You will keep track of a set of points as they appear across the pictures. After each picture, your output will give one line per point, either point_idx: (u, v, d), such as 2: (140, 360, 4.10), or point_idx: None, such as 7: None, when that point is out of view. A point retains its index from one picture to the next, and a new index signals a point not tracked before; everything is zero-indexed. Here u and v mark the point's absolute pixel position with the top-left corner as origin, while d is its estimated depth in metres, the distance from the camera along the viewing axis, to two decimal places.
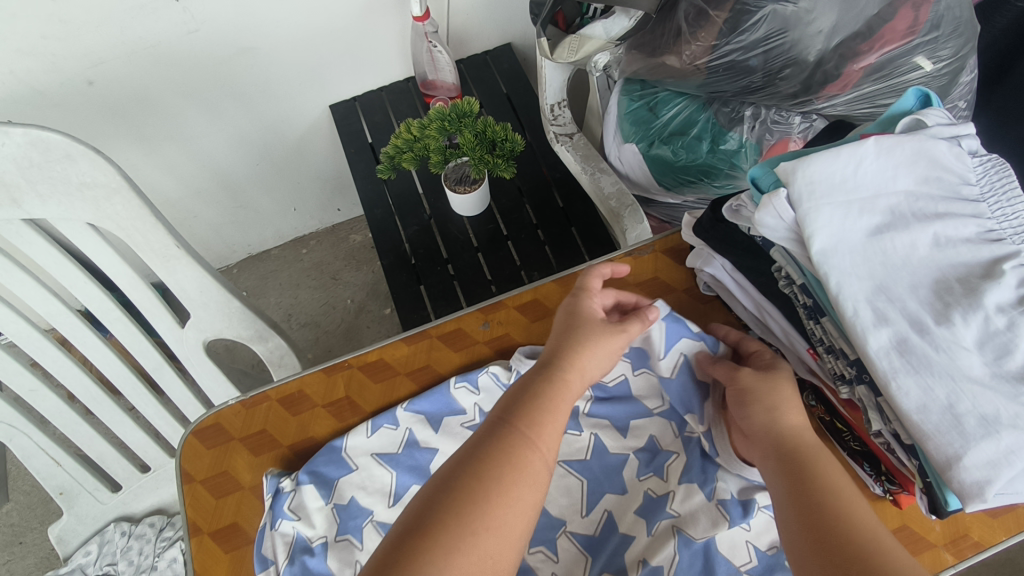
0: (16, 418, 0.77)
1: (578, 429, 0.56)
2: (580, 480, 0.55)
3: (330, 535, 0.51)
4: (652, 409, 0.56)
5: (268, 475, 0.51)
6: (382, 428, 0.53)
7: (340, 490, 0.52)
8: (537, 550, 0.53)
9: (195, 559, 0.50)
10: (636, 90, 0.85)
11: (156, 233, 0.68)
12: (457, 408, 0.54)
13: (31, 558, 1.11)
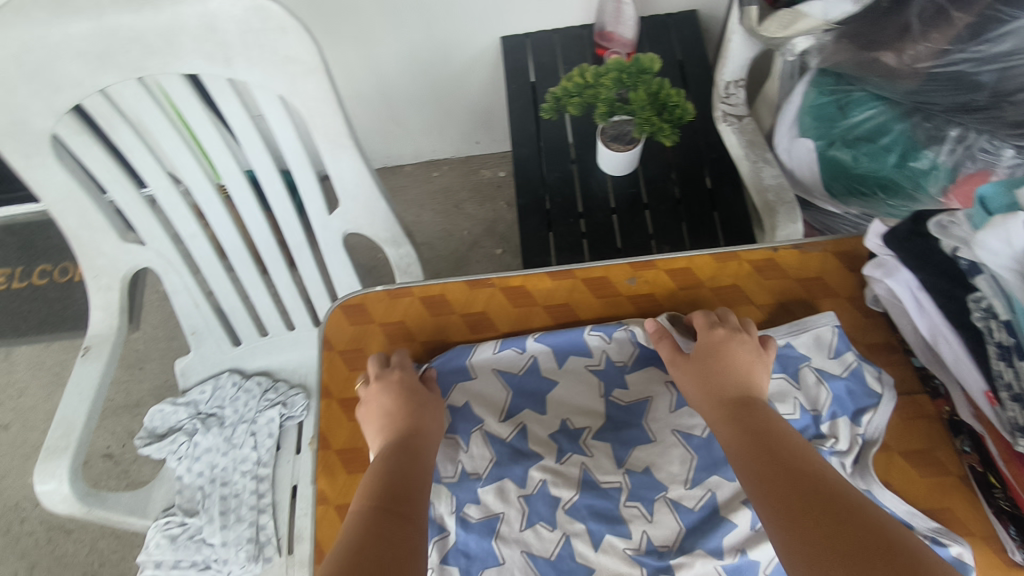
0: (173, 256, 0.87)
1: None
2: (689, 454, 0.49)
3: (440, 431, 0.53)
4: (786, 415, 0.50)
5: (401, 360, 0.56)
6: (511, 349, 0.56)
7: (458, 393, 0.55)
8: (631, 505, 0.47)
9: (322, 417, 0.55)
10: (829, 83, 0.78)
11: (334, 118, 0.72)
12: (584, 350, 0.56)
13: (147, 383, 1.25)
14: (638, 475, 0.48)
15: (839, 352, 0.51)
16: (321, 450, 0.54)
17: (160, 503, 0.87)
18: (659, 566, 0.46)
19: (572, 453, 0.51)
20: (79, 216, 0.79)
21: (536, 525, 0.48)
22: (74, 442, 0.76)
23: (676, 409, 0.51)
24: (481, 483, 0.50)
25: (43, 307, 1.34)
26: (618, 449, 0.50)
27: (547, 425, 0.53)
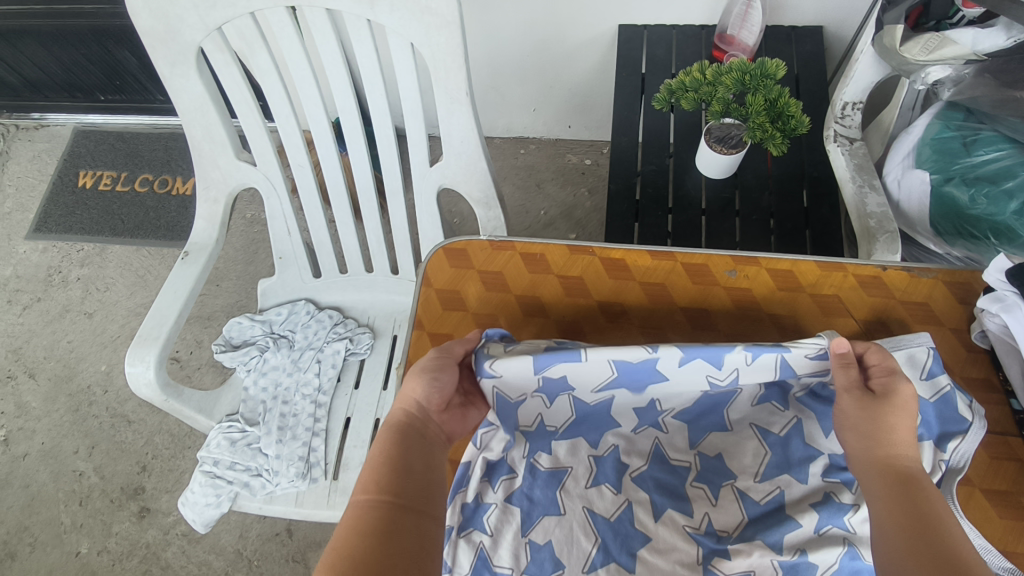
0: (279, 181, 0.91)
1: (784, 406, 0.54)
2: (762, 449, 0.53)
3: (528, 393, 0.53)
4: None
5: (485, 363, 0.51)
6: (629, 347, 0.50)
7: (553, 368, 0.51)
8: (697, 485, 0.53)
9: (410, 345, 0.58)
10: (957, 118, 0.76)
11: (457, 73, 0.74)
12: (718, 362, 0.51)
13: (221, 300, 1.32)
14: (710, 458, 0.54)
15: (932, 374, 0.50)
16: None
17: (225, 407, 0.92)
18: (715, 547, 0.49)
19: (647, 428, 0.56)
20: (204, 129, 0.84)
21: (603, 484, 0.53)
22: (165, 333, 0.81)
23: (756, 403, 0.55)
24: (556, 437, 0.55)
25: (140, 213, 1.43)
26: (693, 432, 0.55)
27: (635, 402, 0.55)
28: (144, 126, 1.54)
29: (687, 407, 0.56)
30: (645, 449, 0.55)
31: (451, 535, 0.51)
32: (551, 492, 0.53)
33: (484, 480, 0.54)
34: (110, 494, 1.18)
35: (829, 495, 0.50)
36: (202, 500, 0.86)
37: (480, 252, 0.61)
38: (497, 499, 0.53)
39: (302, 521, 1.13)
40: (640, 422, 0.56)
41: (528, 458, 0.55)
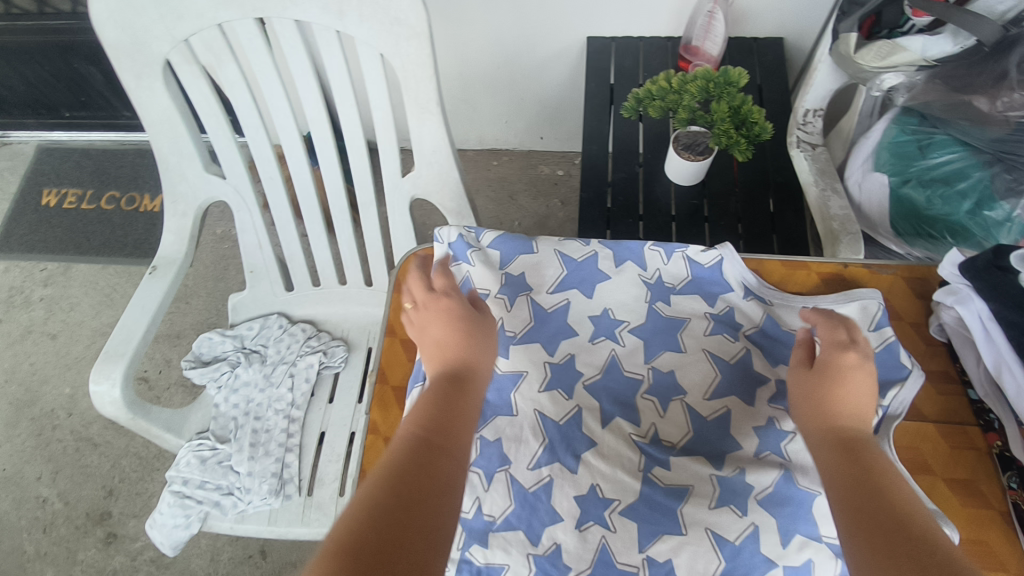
0: (248, 195, 0.90)
1: (735, 337, 0.56)
2: (712, 372, 0.55)
3: (492, 289, 0.59)
4: None
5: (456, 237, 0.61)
6: (573, 244, 0.62)
7: (517, 262, 0.61)
8: (647, 398, 0.54)
9: (383, 351, 0.60)
10: (911, 123, 0.79)
11: (427, 83, 0.75)
12: (642, 262, 0.61)
13: (190, 317, 1.30)
14: (662, 374, 0.55)
15: (880, 325, 0.53)
16: (379, 383, 0.58)
17: (196, 425, 0.90)
18: (658, 457, 0.51)
19: (605, 339, 0.57)
20: (172, 142, 0.83)
21: (555, 390, 0.54)
22: (132, 350, 0.79)
23: (710, 333, 0.57)
24: (514, 340, 0.56)
25: (106, 231, 1.40)
26: (649, 347, 0.57)
27: (589, 312, 0.59)
28: (111, 142, 1.52)
29: (642, 324, 0.58)
30: (603, 360, 0.56)
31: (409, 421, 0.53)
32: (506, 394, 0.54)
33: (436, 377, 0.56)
34: (75, 520, 1.14)
35: (773, 420, 0.52)
36: (170, 522, 0.84)
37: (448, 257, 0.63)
38: None
39: (276, 542, 1.11)
40: (597, 333, 0.57)
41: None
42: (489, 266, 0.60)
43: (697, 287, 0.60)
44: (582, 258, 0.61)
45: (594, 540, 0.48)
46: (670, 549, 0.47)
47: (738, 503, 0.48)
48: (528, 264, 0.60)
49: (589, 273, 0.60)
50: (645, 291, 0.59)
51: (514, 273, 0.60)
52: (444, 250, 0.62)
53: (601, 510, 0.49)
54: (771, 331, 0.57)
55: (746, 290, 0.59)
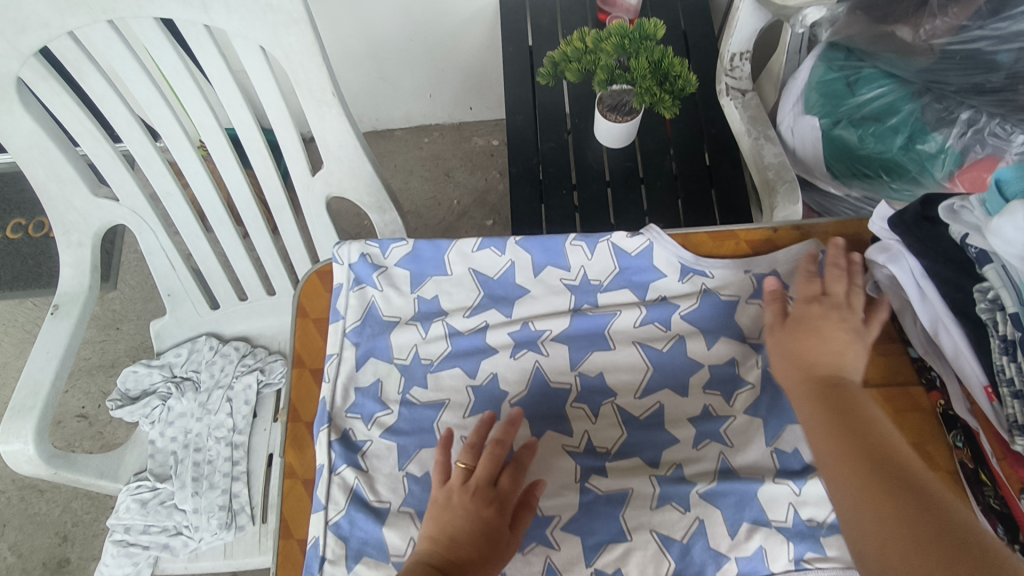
0: (148, 214, 0.83)
1: (666, 325, 0.57)
2: (644, 367, 0.56)
3: (403, 317, 0.59)
4: (747, 336, 0.56)
5: (360, 261, 0.60)
6: (489, 250, 0.60)
7: (428, 285, 0.60)
8: (577, 405, 0.55)
9: (294, 386, 0.58)
10: (838, 58, 0.75)
11: (318, 73, 0.68)
12: (564, 263, 0.59)
13: (123, 344, 1.22)
14: (590, 378, 0.56)
15: None
16: (290, 423, 0.57)
17: (132, 466, 0.84)
18: (594, 464, 0.53)
19: (527, 351, 0.57)
20: (47, 167, 0.75)
21: (481, 413, 0.55)
22: (43, 400, 0.73)
23: (639, 326, 0.58)
24: (433, 367, 0.57)
25: (17, 262, 1.30)
26: (574, 353, 0.57)
27: (508, 326, 0.58)
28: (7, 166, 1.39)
29: (564, 330, 0.58)
30: (526, 374, 0.56)
31: (323, 473, 0.53)
32: (428, 426, 0.55)
33: (352, 415, 0.56)
34: (32, 572, 1.08)
35: (708, 409, 0.54)
36: (119, 572, 0.81)
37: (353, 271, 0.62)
38: (370, 435, 0.55)
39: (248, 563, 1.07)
40: (518, 346, 0.58)
41: (402, 394, 0.56)
42: (398, 291, 0.60)
43: (625, 278, 0.59)
44: (499, 276, 0.60)
45: (538, 562, 0.49)
46: (615, 559, 0.49)
47: (679, 500, 0.50)
48: (441, 286, 0.60)
49: (506, 289, 0.60)
50: (568, 297, 0.59)
51: (425, 296, 0.60)
52: (346, 272, 0.60)
53: (543, 529, 0.50)
54: (706, 311, 0.57)
55: (684, 270, 0.59)
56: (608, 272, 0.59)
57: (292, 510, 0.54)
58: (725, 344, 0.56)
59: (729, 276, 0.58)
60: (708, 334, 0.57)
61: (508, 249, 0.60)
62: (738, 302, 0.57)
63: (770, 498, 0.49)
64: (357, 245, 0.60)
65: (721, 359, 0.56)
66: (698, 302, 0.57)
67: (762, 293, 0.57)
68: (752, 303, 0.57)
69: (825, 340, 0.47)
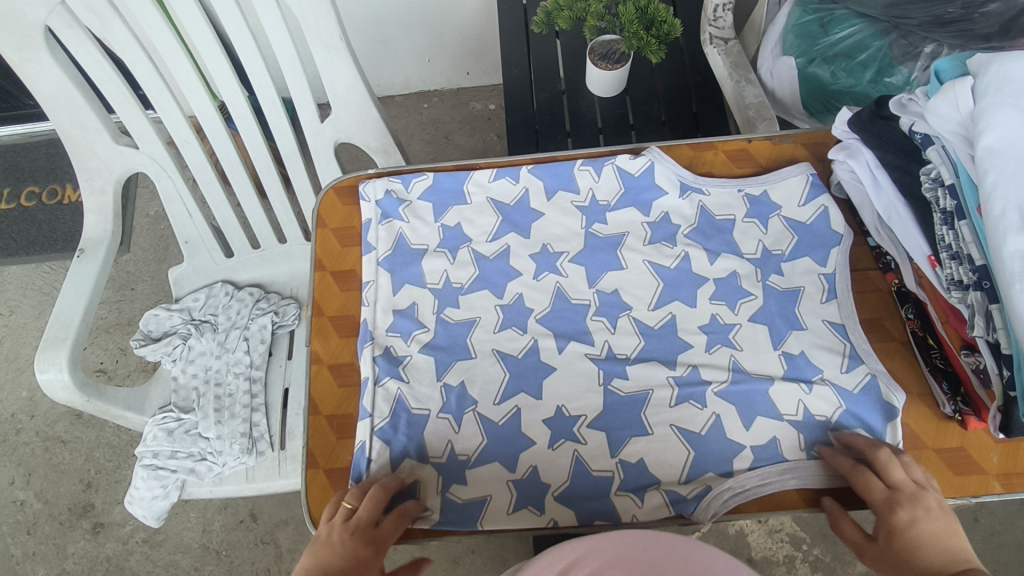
0: (166, 162, 0.88)
1: (673, 243, 0.62)
2: (656, 282, 0.60)
3: (431, 245, 0.64)
4: (746, 253, 0.61)
5: (387, 196, 0.66)
6: (505, 180, 0.66)
7: (451, 214, 0.65)
8: (597, 319, 0.60)
9: (316, 285, 0.63)
10: (813, 2, 0.81)
11: (326, 18, 0.73)
12: (573, 188, 0.65)
13: (138, 303, 1.27)
14: (607, 294, 0.61)
15: (808, 200, 0.61)
16: (316, 317, 0.62)
17: (157, 400, 0.90)
18: (613, 369, 0.57)
19: (548, 273, 0.62)
20: (72, 116, 0.79)
21: (510, 328, 0.60)
22: (74, 332, 0.77)
23: (648, 244, 0.62)
24: (463, 289, 0.62)
25: (32, 228, 1.34)
26: (591, 272, 0.62)
27: (530, 250, 0.63)
28: (18, 137, 1.44)
29: (580, 251, 0.63)
30: (549, 294, 0.61)
31: (369, 385, 0.57)
32: (462, 340, 0.60)
33: (392, 333, 0.60)
34: (58, 517, 1.14)
35: (716, 317, 0.58)
36: (149, 495, 0.87)
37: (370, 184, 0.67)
38: (409, 350, 0.59)
39: (264, 503, 1.13)
40: (540, 269, 0.62)
41: (436, 313, 0.61)
42: (423, 221, 0.65)
43: (631, 198, 0.64)
44: (515, 202, 0.66)
45: (567, 454, 0.55)
46: (638, 449, 0.54)
47: (697, 398, 0.55)
48: (462, 214, 0.65)
49: (522, 215, 0.65)
50: (579, 217, 0.64)
51: (449, 224, 0.65)
52: (373, 209, 0.65)
53: (571, 427, 0.56)
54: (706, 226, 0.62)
55: (684, 190, 0.64)
56: (616, 194, 0.64)
57: (320, 392, 0.59)
58: (726, 260, 0.60)
59: (724, 197, 0.63)
60: (710, 252, 0.61)
61: (522, 177, 0.66)
62: (735, 222, 0.62)
63: (781, 397, 0.54)
64: (382, 183, 0.66)
65: (723, 273, 0.60)
66: (698, 218, 0.63)
67: (756, 212, 0.62)
68: (748, 220, 0.62)
69: (927, 535, 0.44)
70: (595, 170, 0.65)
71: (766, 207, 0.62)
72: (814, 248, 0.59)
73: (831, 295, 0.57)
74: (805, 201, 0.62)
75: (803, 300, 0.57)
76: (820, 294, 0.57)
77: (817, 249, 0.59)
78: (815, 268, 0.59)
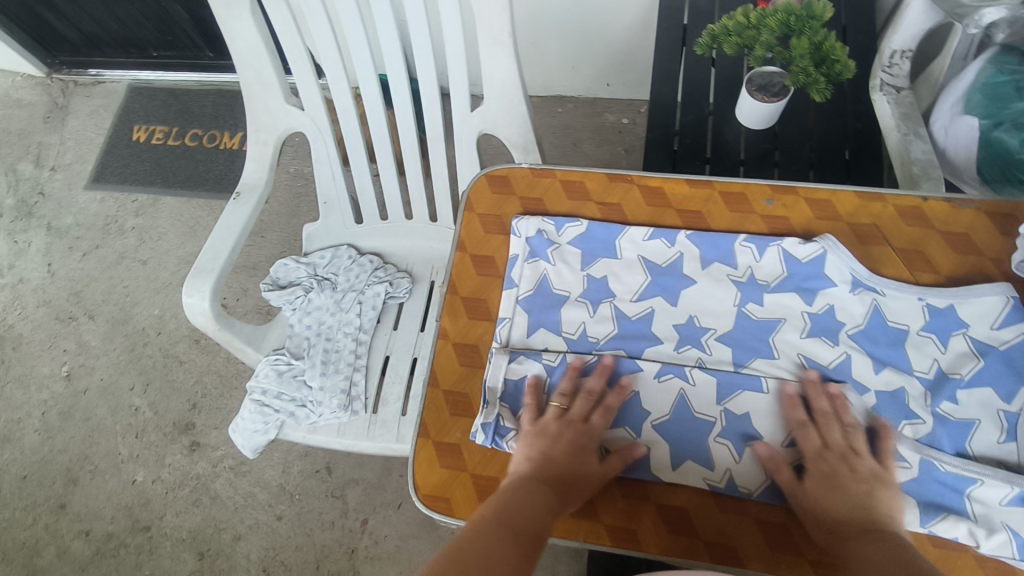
0: (324, 126, 0.94)
1: (834, 342, 0.55)
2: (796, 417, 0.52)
3: (572, 293, 0.61)
4: (916, 370, 0.53)
5: (539, 235, 0.63)
6: (659, 241, 0.62)
7: (599, 265, 0.62)
8: (720, 442, 0.52)
9: (456, 265, 0.65)
10: (1011, 62, 0.74)
11: (500, 14, 0.76)
12: (731, 261, 0.60)
13: (265, 251, 1.37)
14: (735, 416, 0.53)
15: (1004, 324, 0.54)
16: (450, 294, 0.63)
17: (273, 342, 0.97)
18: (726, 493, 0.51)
19: (690, 347, 0.57)
20: (257, 72, 0.87)
21: (623, 428, 0.54)
22: (220, 266, 0.85)
23: (806, 336, 0.56)
24: (599, 346, 0.58)
25: (189, 166, 1.49)
26: (737, 354, 0.56)
27: (674, 317, 0.59)
28: (193, 83, 1.59)
29: (730, 330, 0.57)
30: (672, 398, 0.54)
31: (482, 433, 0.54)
32: None
33: (503, 404, 0.56)
34: (163, 428, 1.25)
35: None
36: (252, 427, 0.92)
37: (521, 179, 0.67)
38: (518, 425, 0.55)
39: (340, 460, 1.19)
40: (682, 341, 0.57)
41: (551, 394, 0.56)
42: (569, 267, 0.62)
43: (793, 283, 0.58)
44: (666, 264, 0.61)
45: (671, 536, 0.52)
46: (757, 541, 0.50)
47: None
48: (610, 267, 0.61)
49: (673, 279, 0.60)
50: (733, 292, 0.59)
51: (595, 275, 0.61)
52: (521, 245, 0.63)
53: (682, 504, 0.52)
54: (876, 333, 0.55)
55: (855, 284, 0.57)
56: (777, 277, 0.59)
57: (442, 366, 0.60)
58: (895, 374, 0.53)
59: (902, 302, 0.56)
60: (875, 359, 0.54)
61: (678, 241, 0.62)
62: (908, 333, 0.55)
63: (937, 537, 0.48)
64: (536, 221, 0.64)
65: (888, 387, 0.53)
66: (867, 319, 0.56)
67: (935, 327, 0.55)
68: (924, 335, 0.55)
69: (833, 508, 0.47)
70: (759, 246, 0.60)
71: (947, 323, 0.55)
72: (993, 376, 0.52)
73: (1010, 437, 0.50)
74: (998, 327, 0.54)
75: (978, 437, 0.50)
76: (997, 433, 0.50)
77: (1000, 381, 0.52)
78: (996, 402, 0.51)
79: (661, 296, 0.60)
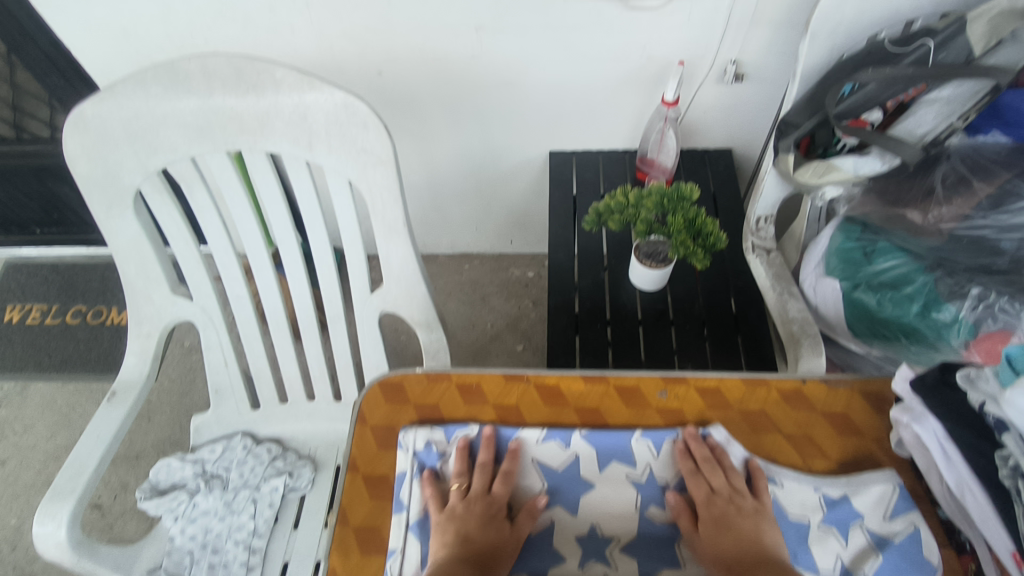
0: (215, 313, 0.90)
1: None
2: None
3: None
4: (821, 569, 0.54)
5: (427, 446, 0.62)
6: (553, 442, 0.61)
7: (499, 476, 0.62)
8: None
9: (346, 492, 0.60)
10: (856, 230, 0.82)
11: (393, 207, 0.78)
12: (628, 459, 0.61)
13: (152, 435, 1.24)
14: None
15: (896, 513, 0.55)
16: (339, 527, 0.58)
17: (147, 561, 0.83)
18: None
19: (596, 562, 0.57)
20: (140, 265, 0.83)
21: None
22: (83, 484, 0.74)
23: None
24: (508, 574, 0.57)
25: (69, 346, 1.37)
26: (642, 566, 0.57)
27: (576, 529, 0.58)
28: (81, 256, 1.52)
29: (632, 538, 0.58)
30: None
31: None
32: None
33: None
34: None
35: None
36: None
37: (415, 386, 0.65)
38: None
39: None
40: (586, 557, 0.57)
41: None
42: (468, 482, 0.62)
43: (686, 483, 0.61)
44: (563, 467, 0.61)
45: None
46: None
47: None
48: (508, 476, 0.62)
49: (573, 485, 0.60)
50: (633, 494, 0.59)
51: None
52: (410, 460, 0.61)
53: None
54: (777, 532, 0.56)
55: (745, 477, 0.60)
56: (672, 475, 0.61)
57: None
58: None
59: (799, 494, 0.58)
60: None
61: (573, 441, 0.61)
62: (809, 527, 0.56)
63: None
64: (424, 432, 0.62)
65: None
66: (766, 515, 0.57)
67: (835, 519, 0.56)
68: (823, 528, 0.56)
69: (727, 544, 0.55)
70: (653, 440, 0.61)
71: (843, 514, 0.56)
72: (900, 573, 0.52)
73: None
74: (893, 515, 0.55)
75: None
76: None
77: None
78: None
79: (561, 506, 0.60)
